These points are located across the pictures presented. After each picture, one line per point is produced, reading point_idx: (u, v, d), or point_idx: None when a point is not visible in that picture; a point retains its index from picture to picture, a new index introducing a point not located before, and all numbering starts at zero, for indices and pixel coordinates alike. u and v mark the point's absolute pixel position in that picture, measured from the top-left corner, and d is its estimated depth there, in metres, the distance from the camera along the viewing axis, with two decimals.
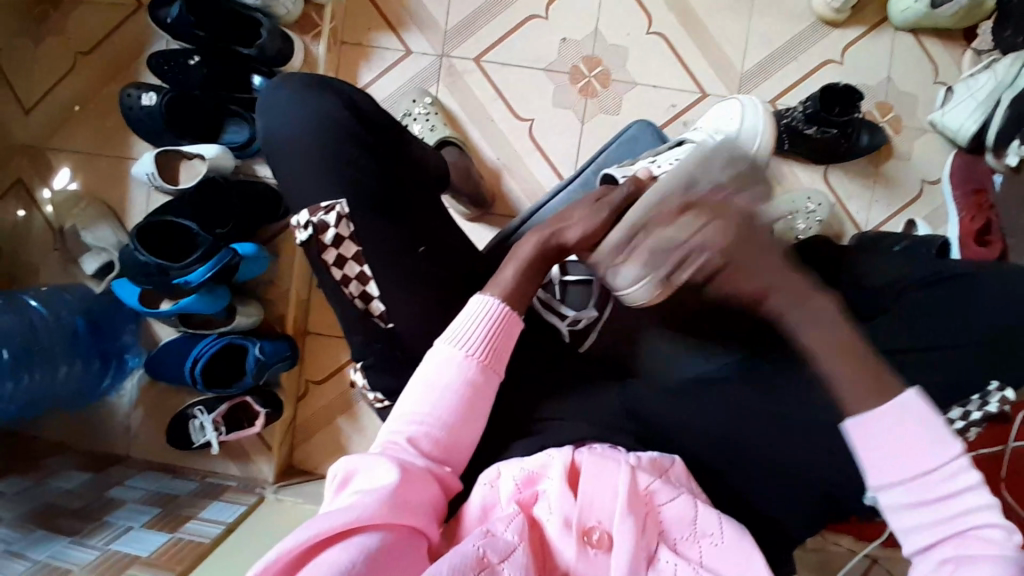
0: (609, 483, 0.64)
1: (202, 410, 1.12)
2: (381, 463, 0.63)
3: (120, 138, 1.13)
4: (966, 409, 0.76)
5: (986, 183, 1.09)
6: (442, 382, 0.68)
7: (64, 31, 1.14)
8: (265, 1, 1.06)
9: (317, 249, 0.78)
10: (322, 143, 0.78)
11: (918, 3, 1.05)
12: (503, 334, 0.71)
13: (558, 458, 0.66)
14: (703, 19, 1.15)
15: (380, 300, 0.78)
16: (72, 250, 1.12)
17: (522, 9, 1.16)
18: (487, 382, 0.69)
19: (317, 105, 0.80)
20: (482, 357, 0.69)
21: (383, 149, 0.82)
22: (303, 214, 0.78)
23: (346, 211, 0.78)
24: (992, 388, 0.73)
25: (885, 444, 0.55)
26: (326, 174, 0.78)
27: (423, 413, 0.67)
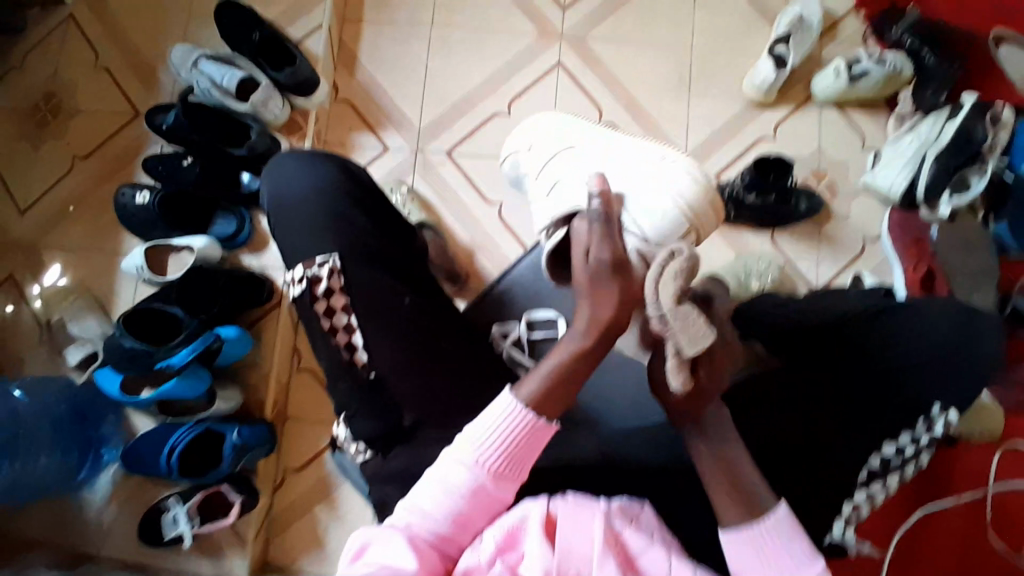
0: (585, 529, 0.62)
1: (176, 500, 1.09)
2: (389, 544, 0.61)
3: (110, 233, 1.20)
4: (922, 435, 0.82)
5: (925, 234, 1.18)
6: (453, 488, 0.64)
7: (62, 138, 1.24)
8: (256, 107, 1.18)
9: (308, 299, 0.83)
10: (322, 204, 0.86)
11: (839, 79, 1.21)
12: (527, 442, 0.65)
13: (535, 510, 0.63)
14: (648, 108, 1.29)
15: (364, 349, 0.82)
16: (59, 342, 1.15)
17: (487, 106, 1.29)
18: (499, 488, 0.65)
19: (322, 173, 0.89)
20: (499, 464, 0.65)
21: (378, 211, 0.90)
22: (297, 269, 0.83)
23: (339, 264, 0.83)
24: (938, 412, 0.83)
25: (750, 561, 0.62)
26: (325, 229, 0.85)
27: (428, 511, 0.64)
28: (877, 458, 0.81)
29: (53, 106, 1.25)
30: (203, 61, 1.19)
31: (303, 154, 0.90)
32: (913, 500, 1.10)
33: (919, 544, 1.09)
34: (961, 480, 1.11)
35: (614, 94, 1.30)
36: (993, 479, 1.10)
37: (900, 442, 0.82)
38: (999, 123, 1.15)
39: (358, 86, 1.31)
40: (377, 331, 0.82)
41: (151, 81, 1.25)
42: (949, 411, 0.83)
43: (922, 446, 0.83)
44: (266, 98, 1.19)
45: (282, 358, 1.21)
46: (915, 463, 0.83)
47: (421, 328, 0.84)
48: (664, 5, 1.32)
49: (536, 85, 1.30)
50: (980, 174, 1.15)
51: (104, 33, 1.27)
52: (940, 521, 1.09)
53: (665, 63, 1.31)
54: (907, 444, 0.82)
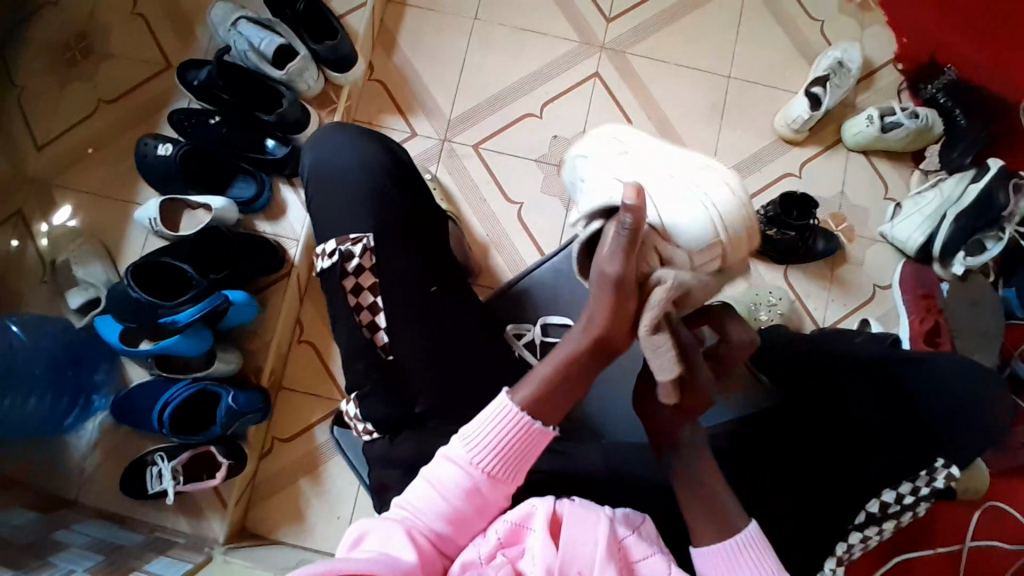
0: (591, 532, 0.63)
1: (162, 457, 1.08)
2: (383, 535, 0.61)
3: (127, 181, 1.19)
4: (921, 487, 0.82)
5: (934, 289, 1.19)
6: (446, 484, 0.64)
7: (92, 80, 1.23)
8: (290, 76, 1.17)
9: (337, 274, 0.83)
10: (354, 179, 0.87)
11: (870, 127, 1.22)
12: (523, 444, 0.64)
13: (541, 508, 0.64)
14: (678, 129, 1.30)
15: (386, 331, 0.82)
16: (62, 285, 1.13)
17: (520, 107, 1.29)
18: (494, 490, 0.65)
19: (360, 151, 0.89)
20: (492, 464, 0.64)
21: (411, 193, 0.89)
22: (330, 242, 0.84)
23: (372, 244, 0.84)
24: (940, 466, 0.83)
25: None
26: (355, 207, 0.85)
27: (422, 508, 0.64)
28: (876, 503, 0.82)
29: (85, 46, 1.24)
30: (242, 22, 1.18)
31: (345, 128, 0.90)
32: (890, 549, 1.11)
33: None
34: (941, 535, 1.12)
35: (647, 111, 1.30)
36: (971, 537, 1.11)
37: (900, 489, 0.82)
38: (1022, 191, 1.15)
39: (394, 69, 1.30)
40: (397, 316, 0.82)
41: (189, 36, 1.25)
42: (951, 467, 0.83)
43: (920, 496, 0.83)
44: (302, 68, 1.18)
45: (286, 328, 1.21)
46: (912, 512, 0.83)
47: (439, 318, 0.83)
48: (706, 31, 1.33)
49: (570, 93, 1.30)
50: (996, 239, 1.16)
51: None
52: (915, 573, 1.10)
53: (701, 88, 1.31)
54: (907, 493, 0.82)
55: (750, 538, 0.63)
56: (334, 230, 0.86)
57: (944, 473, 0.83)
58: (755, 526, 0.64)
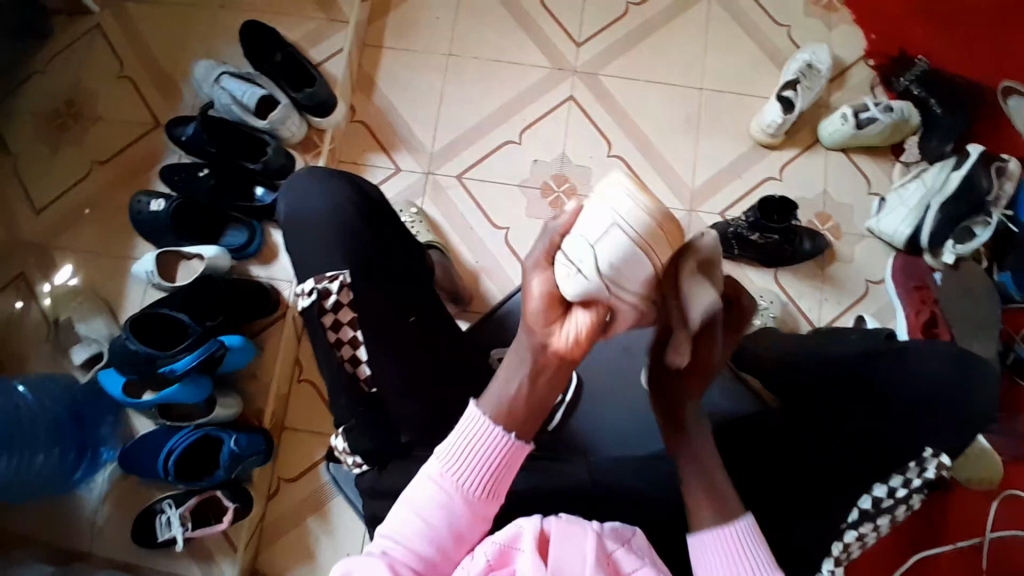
0: (578, 548, 0.63)
1: (170, 504, 1.10)
2: (371, 564, 0.63)
3: (124, 238, 1.23)
4: (913, 479, 0.82)
5: (926, 279, 1.19)
6: (424, 506, 0.67)
7: (84, 143, 1.28)
8: (274, 124, 1.22)
9: (317, 312, 0.85)
10: (328, 217, 0.90)
11: (846, 125, 1.23)
12: (504, 463, 0.68)
13: (528, 527, 0.65)
14: (655, 142, 1.32)
15: (367, 364, 0.84)
16: (64, 342, 1.16)
17: (499, 135, 1.32)
18: (478, 509, 0.67)
19: (335, 189, 0.92)
20: (472, 483, 0.67)
21: (384, 226, 0.92)
22: (308, 281, 0.86)
23: (349, 280, 0.86)
24: (929, 455, 0.83)
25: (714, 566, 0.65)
26: (332, 244, 0.88)
27: (406, 534, 0.66)
28: (868, 499, 0.82)
29: (77, 112, 1.29)
30: (225, 77, 1.23)
31: (317, 169, 0.94)
32: (907, 545, 1.08)
33: None
34: (958, 527, 1.09)
35: (623, 128, 1.32)
36: (992, 528, 1.08)
37: (891, 483, 0.82)
38: (1005, 175, 1.16)
39: (375, 109, 1.34)
40: (379, 347, 0.84)
41: (175, 94, 1.30)
42: (941, 455, 0.84)
43: (914, 488, 0.82)
44: (284, 116, 1.22)
45: (285, 369, 1.23)
46: (907, 506, 0.83)
47: (421, 345, 0.85)
48: (675, 46, 1.35)
49: (547, 117, 1.33)
50: (984, 225, 1.15)
51: (131, 47, 1.32)
52: (937, 570, 1.07)
53: (673, 101, 1.33)
54: (899, 486, 0.82)
55: (749, 524, 0.65)
56: (314, 266, 0.88)
57: (935, 462, 0.83)
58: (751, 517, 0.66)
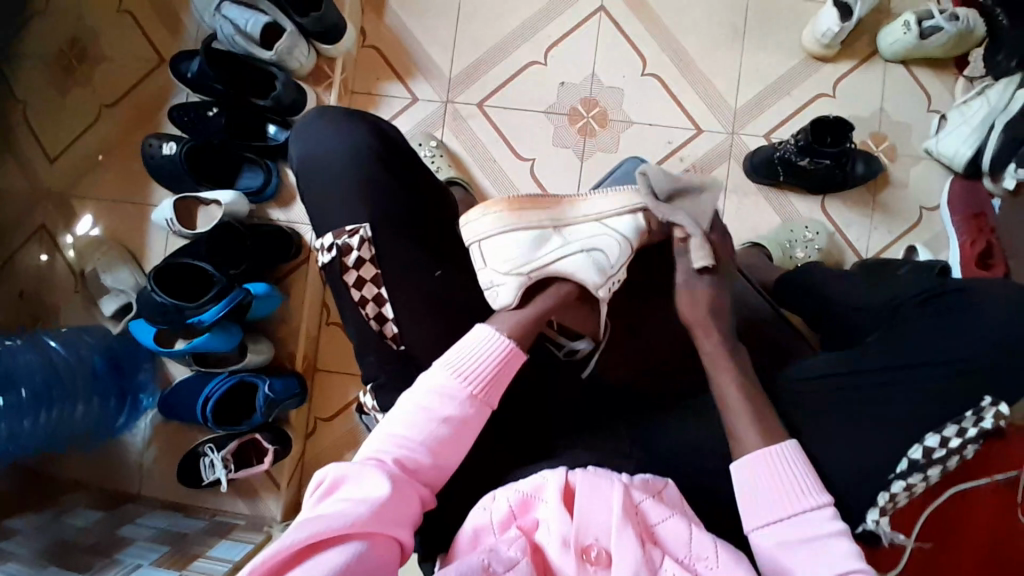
0: (604, 500, 0.64)
1: (212, 448, 1.13)
2: (372, 475, 0.64)
3: (141, 183, 1.20)
4: (968, 428, 0.75)
5: (986, 208, 1.10)
6: (432, 411, 0.69)
7: (90, 85, 1.22)
8: (280, 56, 1.14)
9: (338, 269, 0.81)
10: (348, 169, 0.83)
11: (908, 35, 1.10)
12: (505, 367, 0.73)
13: (553, 479, 0.66)
14: (694, 59, 1.20)
15: (394, 322, 0.80)
16: (93, 292, 1.17)
17: (522, 56, 1.22)
18: (478, 413, 0.71)
19: (349, 137, 0.85)
20: (476, 390, 0.71)
21: (407, 174, 0.85)
22: (327, 238, 0.82)
23: (370, 235, 0.81)
24: (988, 404, 0.76)
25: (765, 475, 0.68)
26: (353, 200, 0.82)
27: (410, 436, 0.68)
28: (919, 449, 0.75)
29: (79, 50, 1.22)
30: (227, 5, 1.13)
31: (330, 116, 0.86)
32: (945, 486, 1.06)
33: (949, 531, 1.06)
34: (999, 464, 1.07)
35: (658, 43, 1.21)
36: None
37: (944, 433, 0.75)
38: None
39: (388, 31, 1.24)
40: (406, 306, 0.80)
41: (176, 24, 1.22)
42: (1001, 404, 0.76)
43: (968, 438, 0.76)
44: (291, 46, 1.14)
45: (315, 310, 1.23)
46: (960, 456, 0.77)
47: (448, 305, 0.82)
48: None
49: (574, 32, 1.22)
50: None
51: None
52: (976, 506, 1.06)
53: (716, 11, 1.20)
54: (953, 437, 0.75)
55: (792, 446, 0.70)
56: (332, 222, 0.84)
57: (993, 411, 0.76)
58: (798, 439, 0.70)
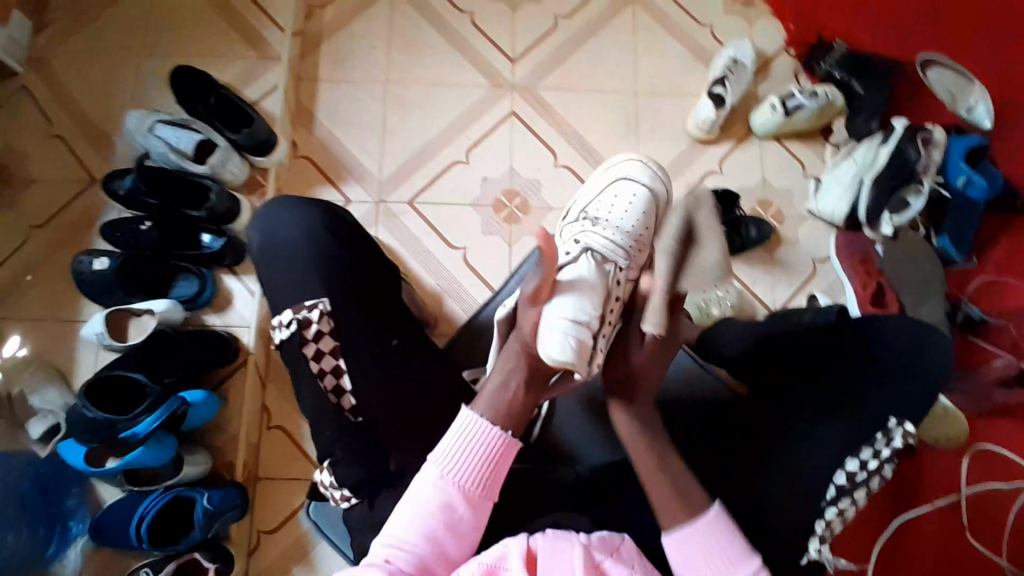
0: (566, 562, 0.67)
1: (148, 571, 1.04)
2: None
3: (70, 300, 1.18)
4: (882, 449, 0.84)
5: (869, 253, 1.25)
6: (428, 511, 0.72)
7: (17, 209, 1.22)
8: (214, 169, 1.20)
9: (298, 342, 0.84)
10: (311, 245, 0.90)
11: (775, 113, 1.29)
12: (492, 458, 0.76)
13: (515, 547, 0.68)
14: (599, 149, 1.34)
15: (353, 393, 0.84)
16: (19, 417, 1.10)
17: (445, 157, 1.33)
18: (470, 505, 0.74)
19: (307, 219, 0.92)
20: (466, 483, 0.74)
21: (361, 252, 0.93)
22: (286, 312, 0.85)
23: (328, 308, 0.86)
24: (895, 425, 0.86)
25: (692, 557, 0.72)
26: (315, 271, 0.88)
27: (409, 537, 0.71)
28: (842, 475, 0.84)
29: (6, 174, 1.23)
30: (159, 125, 1.20)
31: (290, 201, 0.94)
32: (889, 514, 1.13)
33: (904, 557, 1.10)
34: (933, 488, 1.14)
35: (566, 138, 1.35)
36: (965, 483, 1.12)
37: (862, 456, 0.84)
38: (931, 144, 1.20)
39: (317, 143, 1.32)
40: (362, 379, 0.84)
41: (107, 148, 1.26)
42: (905, 424, 0.86)
43: (884, 458, 0.84)
44: (224, 160, 1.20)
45: (255, 414, 1.19)
46: (880, 477, 0.84)
47: (401, 374, 0.86)
48: (608, 55, 1.39)
49: (491, 134, 1.34)
50: (917, 193, 1.21)
51: (57, 103, 1.28)
52: (918, 529, 1.11)
53: (613, 107, 1.37)
54: (870, 458, 0.84)
55: (720, 514, 0.73)
56: (292, 298, 0.88)
57: (900, 431, 0.86)
58: (720, 505, 0.74)
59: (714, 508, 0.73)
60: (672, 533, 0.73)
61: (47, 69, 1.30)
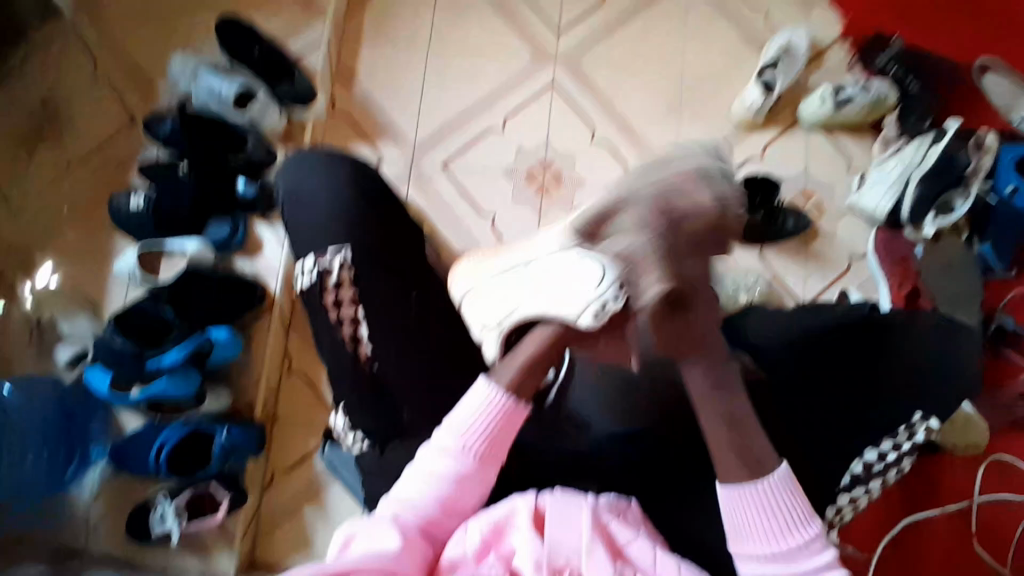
0: (573, 522, 0.67)
1: (165, 496, 1.09)
2: (382, 530, 0.66)
3: (108, 235, 1.22)
4: (904, 441, 0.84)
5: (908, 253, 1.20)
6: (438, 475, 0.71)
7: (66, 144, 1.26)
8: (253, 119, 1.23)
9: (318, 290, 0.86)
10: (331, 195, 0.89)
11: (824, 105, 1.25)
12: (504, 425, 0.72)
13: (523, 506, 0.68)
14: (638, 127, 1.33)
15: (370, 343, 0.85)
16: (47, 341, 1.15)
17: (482, 124, 1.32)
18: (480, 470, 0.72)
19: (328, 169, 0.92)
20: (477, 447, 0.72)
21: (382, 204, 0.91)
22: (308, 259, 0.86)
23: (350, 258, 0.86)
24: (919, 418, 0.85)
25: (750, 511, 0.65)
26: (333, 221, 0.87)
27: (416, 499, 0.70)
28: (860, 464, 0.83)
29: (52, 109, 1.28)
30: (203, 72, 1.22)
31: (314, 151, 0.93)
32: (899, 512, 1.10)
33: (911, 560, 1.08)
34: (949, 494, 1.10)
35: (606, 113, 1.33)
36: (981, 493, 1.10)
37: (882, 447, 0.83)
38: (982, 148, 1.18)
39: (357, 100, 1.33)
40: (377, 326, 0.85)
41: (154, 91, 1.29)
42: (930, 417, 0.85)
43: (904, 450, 0.84)
44: (263, 110, 1.23)
45: (274, 358, 1.20)
46: (897, 468, 0.86)
47: (416, 322, 0.86)
48: (656, 31, 1.36)
49: (529, 104, 1.34)
50: (964, 197, 1.18)
51: (109, 44, 1.31)
52: (929, 533, 1.09)
53: (656, 86, 1.34)
54: (890, 449, 0.83)
55: (790, 471, 0.65)
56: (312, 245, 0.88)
57: (925, 424, 0.85)
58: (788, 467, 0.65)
59: (784, 464, 0.65)
60: (732, 483, 0.66)
61: (102, 9, 1.33)
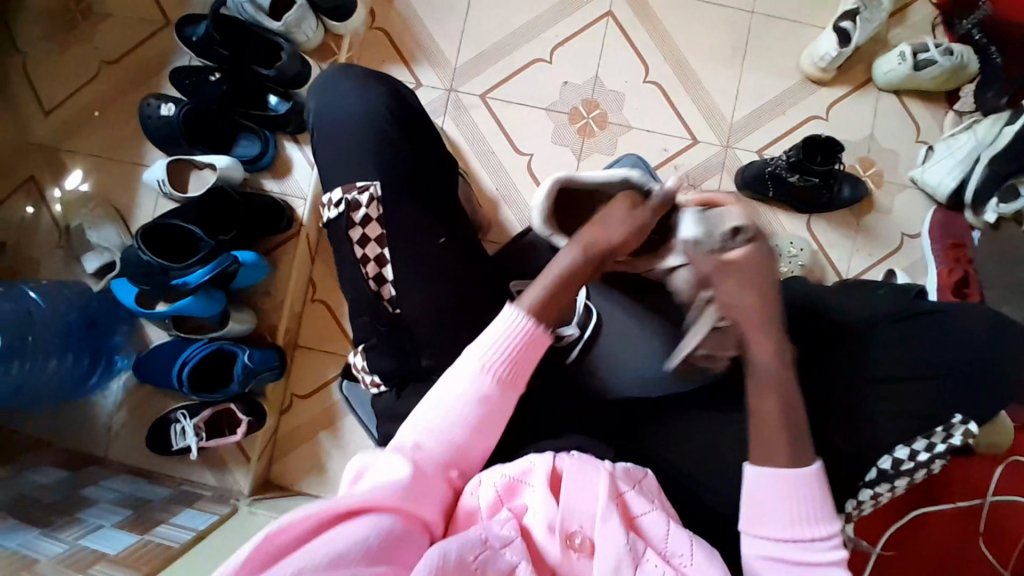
0: (590, 487, 0.64)
1: (184, 414, 1.11)
2: (396, 460, 0.62)
3: (134, 143, 1.18)
4: (936, 444, 0.79)
5: (965, 238, 1.14)
6: (460, 398, 0.67)
7: (92, 41, 1.21)
8: (288, 27, 1.13)
9: (344, 224, 0.81)
10: (365, 128, 0.84)
11: (903, 65, 1.14)
12: (527, 352, 0.70)
13: (540, 464, 0.65)
14: (695, 71, 1.23)
15: (393, 284, 0.81)
16: (76, 249, 1.15)
17: (528, 53, 1.24)
18: (503, 398, 0.69)
19: (363, 96, 0.86)
20: (499, 372, 0.69)
21: (420, 142, 0.86)
22: (337, 192, 0.82)
23: (379, 194, 0.81)
24: (958, 422, 0.80)
25: (769, 494, 0.66)
26: (364, 158, 0.83)
27: (438, 424, 0.66)
28: (887, 460, 0.80)
29: (85, 8, 1.22)
30: None
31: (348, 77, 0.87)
32: (908, 503, 1.10)
33: (911, 550, 1.09)
34: (960, 489, 1.10)
35: (662, 52, 1.23)
36: (992, 492, 1.10)
37: (914, 446, 0.79)
38: None
39: (396, 16, 1.25)
40: (401, 279, 0.80)
41: None
42: (970, 423, 0.79)
43: (937, 453, 0.79)
44: (300, 18, 1.13)
45: (300, 284, 1.21)
46: (927, 469, 0.80)
47: (444, 279, 0.81)
48: None
49: (581, 34, 1.24)
50: None
51: None
52: (934, 525, 1.09)
53: (721, 27, 1.23)
54: (922, 450, 0.79)
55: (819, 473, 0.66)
56: (336, 183, 0.84)
57: (962, 429, 0.80)
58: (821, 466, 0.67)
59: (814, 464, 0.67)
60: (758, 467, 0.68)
61: None
